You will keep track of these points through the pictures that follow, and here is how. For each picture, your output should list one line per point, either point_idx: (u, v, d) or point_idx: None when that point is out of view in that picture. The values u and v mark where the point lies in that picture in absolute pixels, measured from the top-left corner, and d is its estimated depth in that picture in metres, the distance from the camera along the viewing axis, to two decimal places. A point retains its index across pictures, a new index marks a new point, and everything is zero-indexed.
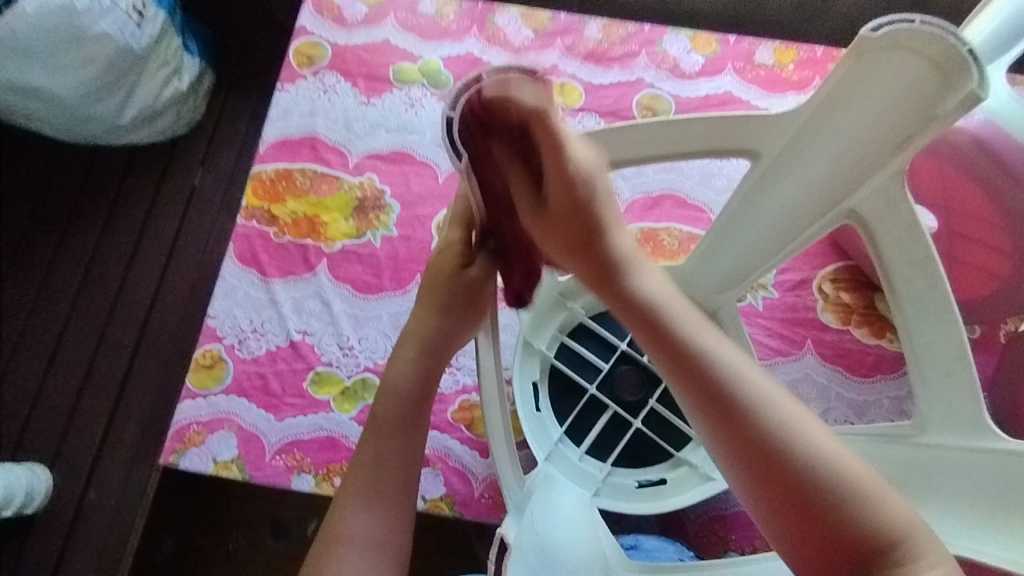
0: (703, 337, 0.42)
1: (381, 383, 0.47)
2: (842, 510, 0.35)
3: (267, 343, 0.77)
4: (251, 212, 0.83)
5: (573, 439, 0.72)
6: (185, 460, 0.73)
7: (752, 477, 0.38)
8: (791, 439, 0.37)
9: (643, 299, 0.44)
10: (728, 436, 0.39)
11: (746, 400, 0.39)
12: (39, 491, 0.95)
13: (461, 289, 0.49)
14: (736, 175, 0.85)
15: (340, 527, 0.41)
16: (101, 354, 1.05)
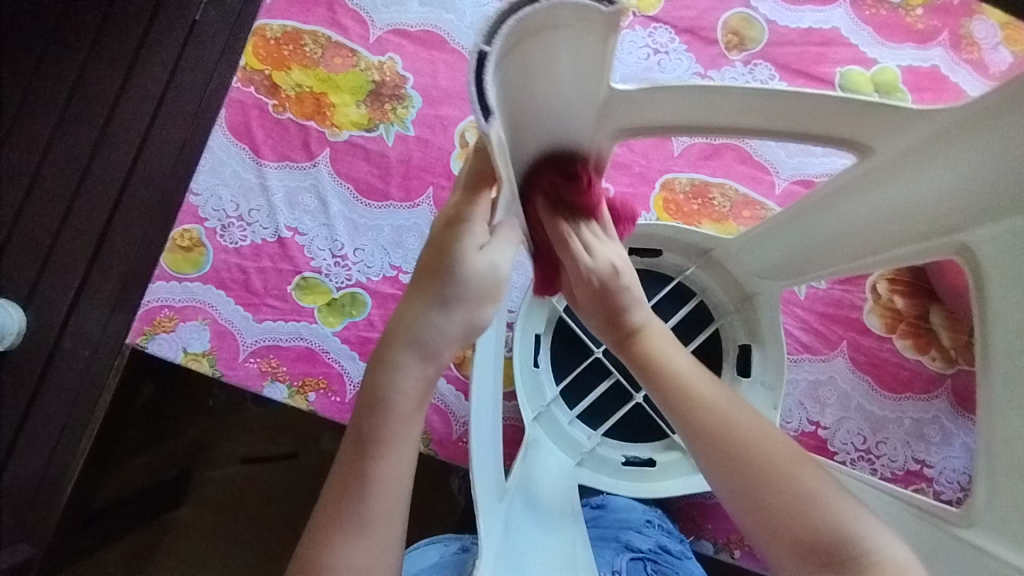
0: (710, 382, 0.44)
1: (363, 394, 0.41)
2: (819, 532, 0.38)
3: (253, 234, 0.69)
4: (249, 75, 0.71)
5: (567, 401, 0.67)
6: (153, 345, 0.67)
7: (747, 510, 0.40)
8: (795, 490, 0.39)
9: (657, 363, 0.45)
10: (741, 488, 0.40)
11: (769, 459, 0.40)
12: (10, 332, 0.91)
13: (479, 276, 0.41)
14: (829, 163, 0.72)
15: (322, 558, 0.39)
16: (80, 198, 0.96)
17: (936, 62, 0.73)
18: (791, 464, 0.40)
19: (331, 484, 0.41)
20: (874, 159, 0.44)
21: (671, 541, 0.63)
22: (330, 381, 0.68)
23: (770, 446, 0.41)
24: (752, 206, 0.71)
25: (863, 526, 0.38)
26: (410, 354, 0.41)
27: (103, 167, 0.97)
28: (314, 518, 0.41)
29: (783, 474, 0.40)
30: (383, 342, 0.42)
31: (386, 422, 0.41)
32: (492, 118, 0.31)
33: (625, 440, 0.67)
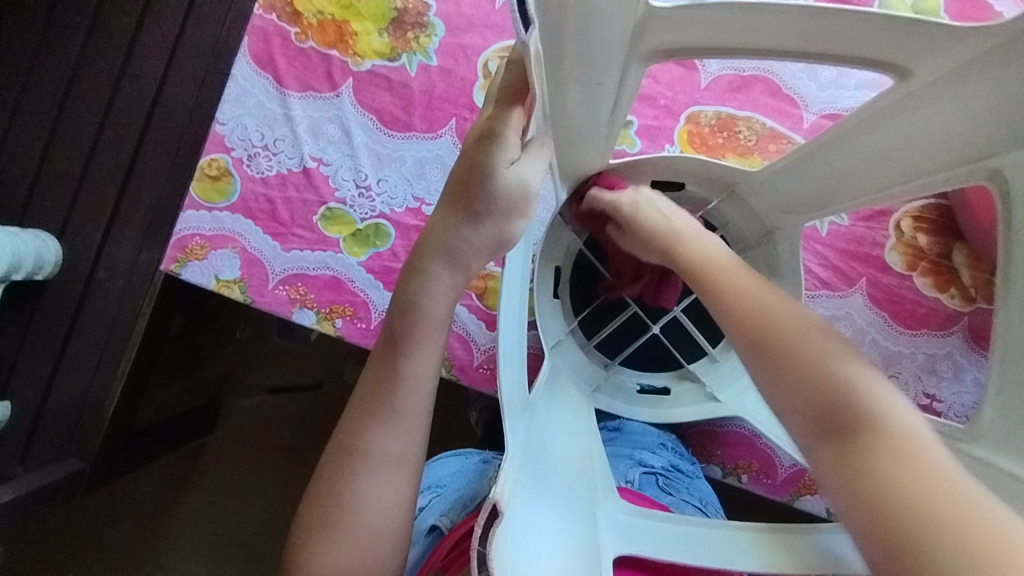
0: (738, 268, 0.49)
1: (398, 295, 0.47)
2: (821, 381, 0.41)
3: (278, 164, 0.70)
4: (271, 2, 0.70)
5: (585, 331, 0.69)
6: (186, 272, 0.70)
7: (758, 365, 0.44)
8: (800, 354, 0.42)
9: (686, 255, 0.52)
10: (754, 347, 0.44)
11: (782, 322, 0.44)
12: (48, 261, 0.94)
13: (511, 187, 0.44)
14: (862, 92, 0.70)
15: (358, 440, 0.47)
16: (107, 132, 0.97)
17: None
18: (800, 332, 0.43)
19: (367, 378, 0.48)
20: (913, 83, 0.43)
21: (682, 462, 0.66)
22: (356, 308, 0.70)
23: (781, 319, 0.45)
24: (778, 140, 0.70)
25: (861, 387, 0.40)
26: (440, 262, 0.46)
27: (129, 100, 0.97)
28: (350, 410, 0.48)
29: (789, 337, 0.43)
30: (418, 249, 0.47)
31: (417, 325, 0.47)
32: (529, 34, 0.31)
33: (642, 370, 0.69)
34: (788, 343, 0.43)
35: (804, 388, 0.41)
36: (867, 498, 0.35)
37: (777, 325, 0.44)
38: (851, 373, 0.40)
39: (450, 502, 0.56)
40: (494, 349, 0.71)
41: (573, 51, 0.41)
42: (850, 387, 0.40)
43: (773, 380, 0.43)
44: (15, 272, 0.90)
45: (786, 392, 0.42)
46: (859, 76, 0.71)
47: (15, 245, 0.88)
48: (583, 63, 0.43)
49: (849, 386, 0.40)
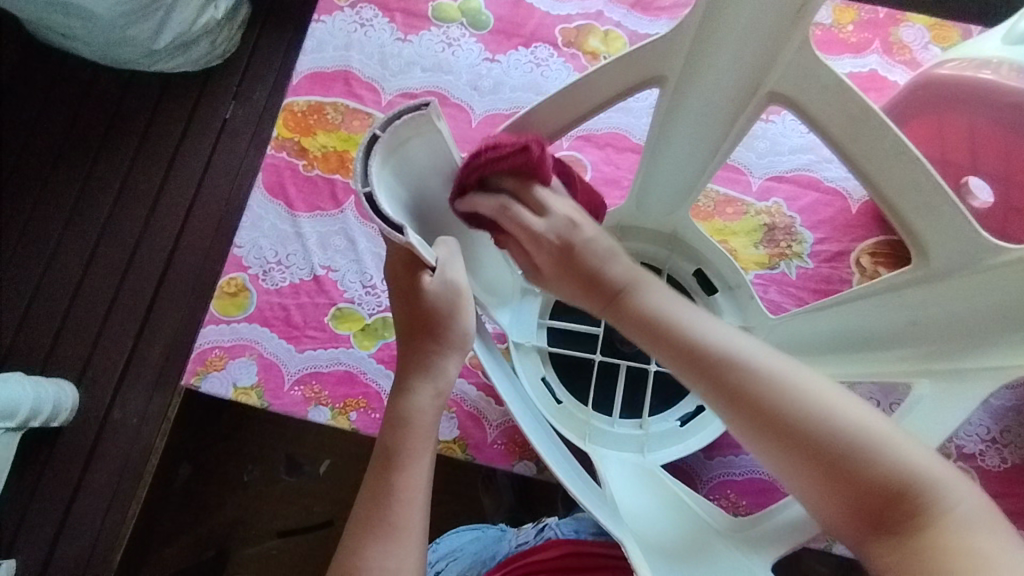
0: (709, 327, 0.49)
1: (394, 413, 0.52)
2: (852, 464, 0.42)
3: (291, 275, 0.78)
4: (281, 143, 0.82)
5: (601, 410, 0.69)
6: (205, 383, 0.74)
7: (781, 456, 0.45)
8: (814, 424, 0.44)
9: (646, 315, 0.50)
10: (767, 431, 0.45)
11: (788, 399, 0.44)
12: (66, 407, 0.97)
13: (444, 297, 0.50)
14: (793, 157, 0.82)
15: (358, 559, 0.47)
16: (129, 280, 1.05)
17: (874, 66, 0.84)
18: (799, 408, 0.44)
19: (366, 492, 0.50)
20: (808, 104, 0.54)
21: None
22: (369, 400, 0.73)
23: (778, 388, 0.45)
24: (733, 203, 0.80)
25: (889, 452, 0.42)
26: (421, 377, 0.53)
27: (150, 250, 1.06)
28: (351, 527, 0.50)
29: (799, 416, 0.44)
30: (398, 382, 0.54)
31: (408, 438, 0.51)
32: (405, 232, 0.44)
33: (666, 407, 0.70)
34: (798, 432, 0.44)
35: (842, 486, 0.43)
36: (895, 575, 0.41)
37: (791, 412, 0.44)
38: (868, 439, 0.42)
39: (473, 559, 0.68)
40: (506, 424, 0.73)
41: (436, 215, 0.55)
42: (860, 454, 0.42)
43: (787, 450, 0.44)
44: (33, 419, 0.93)
45: (802, 458, 0.44)
46: (791, 143, 0.82)
47: (37, 391, 0.92)
48: (449, 223, 0.56)
49: (849, 451, 0.43)
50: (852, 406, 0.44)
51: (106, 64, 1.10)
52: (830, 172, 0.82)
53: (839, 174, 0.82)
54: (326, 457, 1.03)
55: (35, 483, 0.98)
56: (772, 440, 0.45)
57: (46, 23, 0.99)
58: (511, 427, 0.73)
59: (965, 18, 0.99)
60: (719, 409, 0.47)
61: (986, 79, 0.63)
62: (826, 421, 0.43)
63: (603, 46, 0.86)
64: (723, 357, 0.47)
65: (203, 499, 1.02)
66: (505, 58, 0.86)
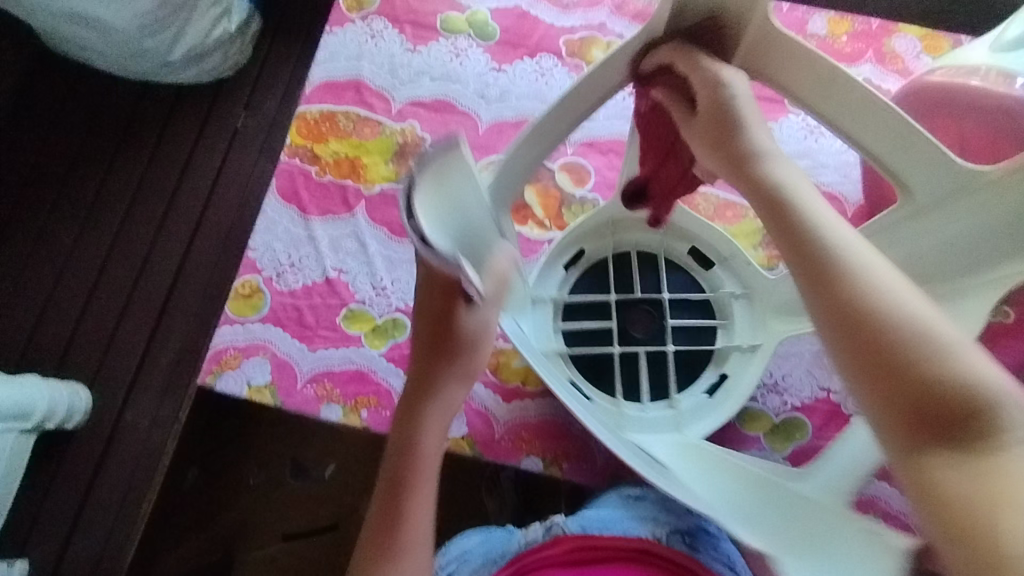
0: (815, 198, 0.44)
1: (403, 439, 0.53)
2: (928, 367, 0.35)
3: (304, 277, 0.80)
4: (294, 150, 0.85)
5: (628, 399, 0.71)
6: (220, 382, 0.76)
7: (850, 351, 0.38)
8: (898, 309, 0.37)
9: (773, 182, 0.45)
10: (841, 316, 0.38)
11: (869, 279, 0.38)
12: (79, 409, 0.99)
13: (468, 331, 0.52)
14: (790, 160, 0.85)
15: None
16: (141, 285, 1.07)
17: (868, 75, 0.87)
18: (873, 287, 0.38)
19: (376, 516, 0.52)
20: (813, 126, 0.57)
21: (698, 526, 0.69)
22: (380, 397, 0.75)
23: (865, 268, 0.39)
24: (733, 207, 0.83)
25: (969, 364, 0.35)
26: (431, 407, 0.54)
27: (162, 256, 1.09)
28: (361, 550, 0.52)
29: (873, 298, 0.38)
30: (402, 410, 0.55)
31: (414, 467, 0.53)
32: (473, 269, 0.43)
33: (689, 383, 0.72)
34: (868, 318, 0.37)
35: (915, 387, 0.35)
36: (953, 499, 0.33)
37: (869, 296, 0.38)
38: (947, 345, 0.36)
39: (482, 560, 0.70)
40: (513, 421, 0.75)
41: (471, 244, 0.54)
42: (937, 355, 0.36)
43: (839, 325, 0.38)
44: (47, 421, 0.95)
45: (853, 340, 0.38)
46: (788, 149, 0.85)
47: (51, 393, 0.94)
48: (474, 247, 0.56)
49: (929, 353, 0.36)
50: (927, 311, 0.38)
51: (121, 75, 1.13)
52: (827, 176, 0.84)
53: (835, 178, 0.84)
54: (331, 462, 1.01)
55: (49, 485, 0.99)
56: (840, 331, 0.38)
57: (65, 35, 1.02)
58: (518, 424, 0.75)
59: (956, 29, 1.02)
60: (801, 289, 0.41)
61: (974, 87, 0.66)
62: (908, 317, 0.37)
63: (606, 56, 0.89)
64: (815, 227, 0.42)
65: (209, 504, 1.02)
66: (511, 68, 0.89)
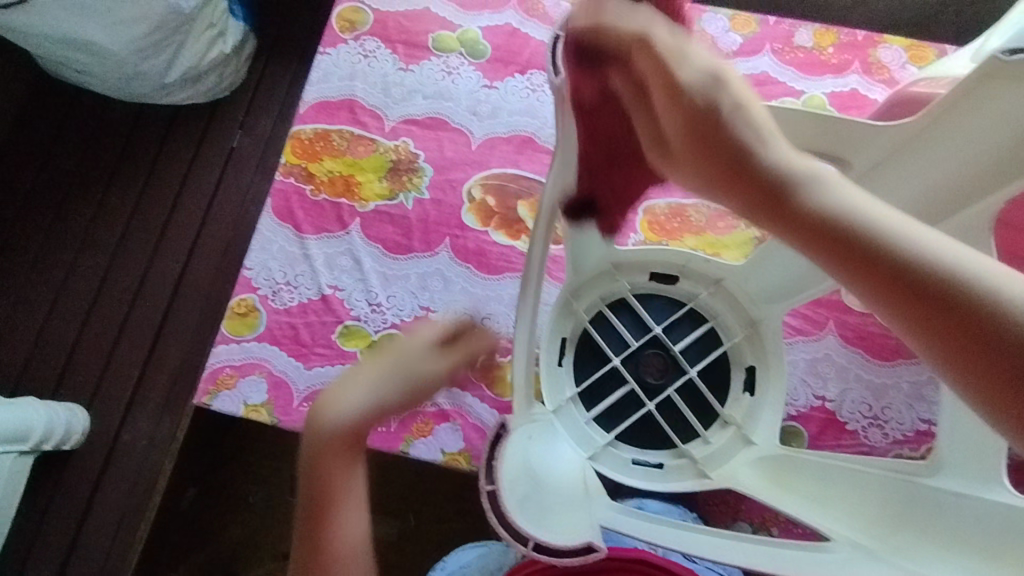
0: (822, 174, 0.39)
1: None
2: (991, 320, 0.32)
3: (299, 295, 0.80)
4: (289, 169, 0.86)
5: (633, 441, 0.71)
6: (217, 402, 0.76)
7: (907, 324, 0.34)
8: (943, 265, 0.33)
9: (769, 169, 0.40)
10: (891, 292, 0.34)
11: (900, 235, 0.34)
12: (76, 430, 0.99)
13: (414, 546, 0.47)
14: None
15: None
16: (138, 305, 1.08)
17: (855, 85, 0.89)
18: (912, 248, 0.34)
19: None
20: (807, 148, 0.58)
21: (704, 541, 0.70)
22: None
23: (890, 227, 0.35)
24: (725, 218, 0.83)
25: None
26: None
27: (159, 275, 1.09)
28: None
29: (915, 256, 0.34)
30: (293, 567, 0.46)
31: None
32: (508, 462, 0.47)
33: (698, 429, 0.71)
34: (919, 287, 0.33)
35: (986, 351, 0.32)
36: None
37: (914, 260, 0.34)
38: (998, 294, 0.32)
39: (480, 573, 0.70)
40: None
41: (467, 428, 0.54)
42: (999, 306, 0.32)
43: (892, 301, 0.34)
44: (45, 443, 0.95)
45: (910, 310, 0.33)
46: None
47: (48, 415, 0.94)
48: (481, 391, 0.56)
49: (991, 303, 0.32)
50: (963, 252, 0.34)
51: (118, 98, 1.14)
52: None
53: None
54: None
55: (46, 506, 0.99)
56: (896, 305, 0.34)
57: (63, 60, 1.03)
58: None
59: (942, 38, 1.04)
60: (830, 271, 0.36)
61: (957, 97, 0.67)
62: (954, 268, 0.33)
63: None
64: (815, 194, 0.37)
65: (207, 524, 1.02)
66: (503, 84, 0.90)
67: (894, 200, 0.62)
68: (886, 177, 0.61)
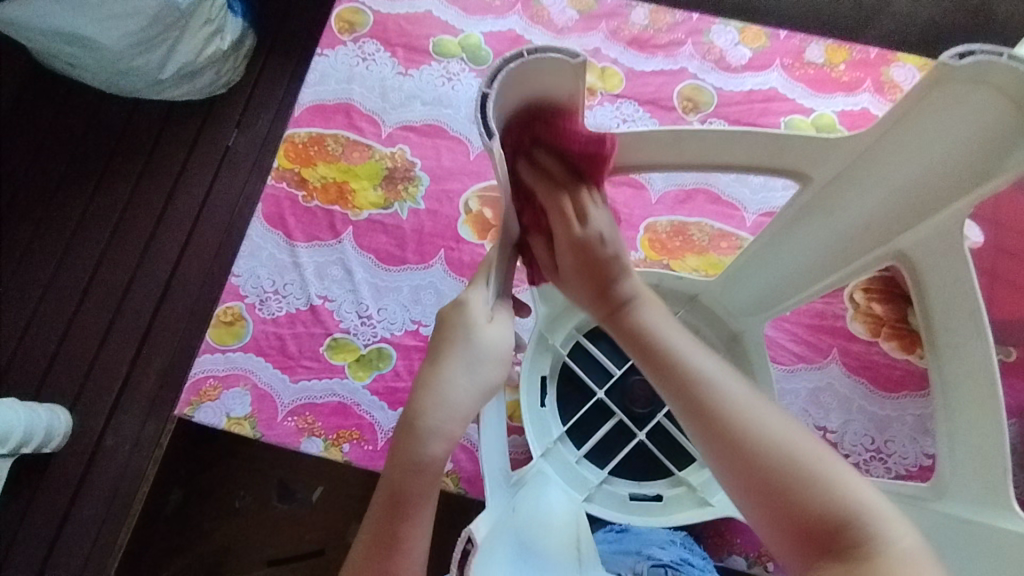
0: (676, 330, 0.49)
1: None
2: (807, 500, 0.40)
3: (287, 304, 0.78)
4: (281, 173, 0.83)
5: (627, 474, 0.69)
6: (199, 413, 0.73)
7: (740, 488, 0.42)
8: (778, 451, 0.41)
9: (642, 329, 0.49)
10: (731, 461, 0.42)
11: (743, 418, 0.42)
12: (58, 432, 0.97)
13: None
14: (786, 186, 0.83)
15: None
16: (125, 305, 1.05)
17: (866, 104, 0.86)
18: (758, 431, 0.42)
19: None
20: (819, 185, 0.55)
21: (693, 556, 0.65)
22: (363, 431, 0.73)
23: (738, 407, 0.43)
24: (728, 238, 0.81)
25: (845, 491, 0.40)
26: None
27: (147, 275, 1.07)
28: None
29: (757, 441, 0.42)
30: None
31: None
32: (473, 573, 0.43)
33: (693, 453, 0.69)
34: (755, 462, 0.41)
35: (797, 514, 0.40)
36: None
37: (757, 446, 0.41)
38: (816, 474, 0.40)
39: None
40: None
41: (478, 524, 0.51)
42: (819, 489, 0.40)
43: (760, 498, 0.41)
44: (24, 445, 0.92)
45: (745, 482, 0.42)
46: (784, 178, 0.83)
47: (29, 417, 0.92)
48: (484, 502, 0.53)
49: (808, 484, 0.40)
50: (793, 434, 0.42)
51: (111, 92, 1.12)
52: None
53: None
54: (319, 484, 1.01)
55: (26, 507, 0.97)
56: (733, 471, 0.42)
57: (55, 53, 1.01)
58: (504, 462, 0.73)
59: None
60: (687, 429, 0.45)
61: None
62: (787, 455, 0.41)
63: (600, 82, 0.88)
64: (678, 361, 0.46)
65: (189, 528, 1.00)
66: None
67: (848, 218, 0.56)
68: (838, 198, 0.55)
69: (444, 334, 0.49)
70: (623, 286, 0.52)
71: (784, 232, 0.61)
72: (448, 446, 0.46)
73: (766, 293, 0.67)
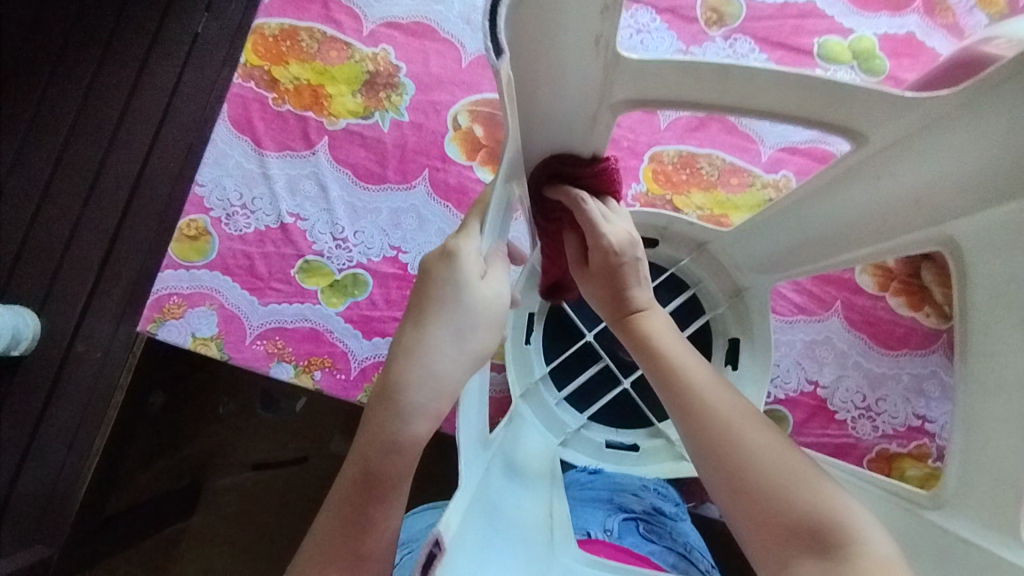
0: (677, 338, 0.50)
1: None
2: (798, 509, 0.39)
3: (256, 221, 0.72)
4: (249, 71, 0.74)
5: (606, 419, 0.67)
6: (162, 331, 0.69)
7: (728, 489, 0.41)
8: (767, 459, 0.41)
9: (644, 330, 0.50)
10: (717, 460, 0.42)
11: (733, 422, 0.43)
12: (26, 335, 0.92)
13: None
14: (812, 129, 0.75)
15: None
16: (91, 205, 0.99)
17: (913, 28, 0.76)
18: (747, 436, 0.42)
19: None
20: (861, 138, 0.49)
21: (667, 504, 0.64)
22: (335, 359, 0.70)
23: (729, 409, 0.44)
24: (739, 174, 0.74)
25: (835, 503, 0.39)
26: None
27: (113, 174, 0.99)
28: None
29: (745, 446, 0.42)
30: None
31: None
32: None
33: None
34: (744, 464, 0.41)
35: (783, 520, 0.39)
36: None
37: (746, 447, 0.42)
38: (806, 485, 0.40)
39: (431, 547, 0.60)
40: None
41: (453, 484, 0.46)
42: (810, 499, 0.39)
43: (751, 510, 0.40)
44: None
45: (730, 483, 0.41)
46: None
47: None
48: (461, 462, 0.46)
49: (798, 493, 0.39)
50: (784, 449, 0.42)
51: None
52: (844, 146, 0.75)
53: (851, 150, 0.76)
54: (303, 395, 1.01)
55: None
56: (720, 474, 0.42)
57: None
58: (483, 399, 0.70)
59: None
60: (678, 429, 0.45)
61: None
62: (775, 466, 0.41)
63: None
64: (676, 365, 0.47)
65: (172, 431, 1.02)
66: None
67: (896, 187, 0.49)
68: (900, 158, 0.47)
69: (431, 289, 0.44)
70: (634, 294, 0.52)
71: (828, 189, 0.55)
72: (430, 425, 0.42)
73: (786, 251, 0.61)
